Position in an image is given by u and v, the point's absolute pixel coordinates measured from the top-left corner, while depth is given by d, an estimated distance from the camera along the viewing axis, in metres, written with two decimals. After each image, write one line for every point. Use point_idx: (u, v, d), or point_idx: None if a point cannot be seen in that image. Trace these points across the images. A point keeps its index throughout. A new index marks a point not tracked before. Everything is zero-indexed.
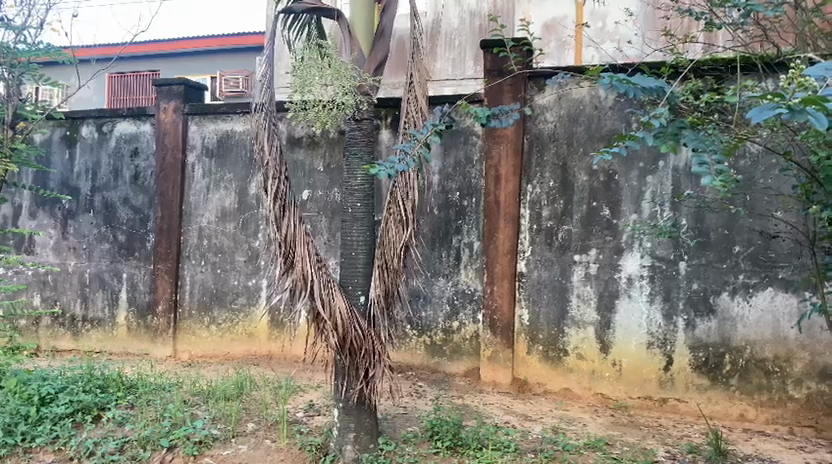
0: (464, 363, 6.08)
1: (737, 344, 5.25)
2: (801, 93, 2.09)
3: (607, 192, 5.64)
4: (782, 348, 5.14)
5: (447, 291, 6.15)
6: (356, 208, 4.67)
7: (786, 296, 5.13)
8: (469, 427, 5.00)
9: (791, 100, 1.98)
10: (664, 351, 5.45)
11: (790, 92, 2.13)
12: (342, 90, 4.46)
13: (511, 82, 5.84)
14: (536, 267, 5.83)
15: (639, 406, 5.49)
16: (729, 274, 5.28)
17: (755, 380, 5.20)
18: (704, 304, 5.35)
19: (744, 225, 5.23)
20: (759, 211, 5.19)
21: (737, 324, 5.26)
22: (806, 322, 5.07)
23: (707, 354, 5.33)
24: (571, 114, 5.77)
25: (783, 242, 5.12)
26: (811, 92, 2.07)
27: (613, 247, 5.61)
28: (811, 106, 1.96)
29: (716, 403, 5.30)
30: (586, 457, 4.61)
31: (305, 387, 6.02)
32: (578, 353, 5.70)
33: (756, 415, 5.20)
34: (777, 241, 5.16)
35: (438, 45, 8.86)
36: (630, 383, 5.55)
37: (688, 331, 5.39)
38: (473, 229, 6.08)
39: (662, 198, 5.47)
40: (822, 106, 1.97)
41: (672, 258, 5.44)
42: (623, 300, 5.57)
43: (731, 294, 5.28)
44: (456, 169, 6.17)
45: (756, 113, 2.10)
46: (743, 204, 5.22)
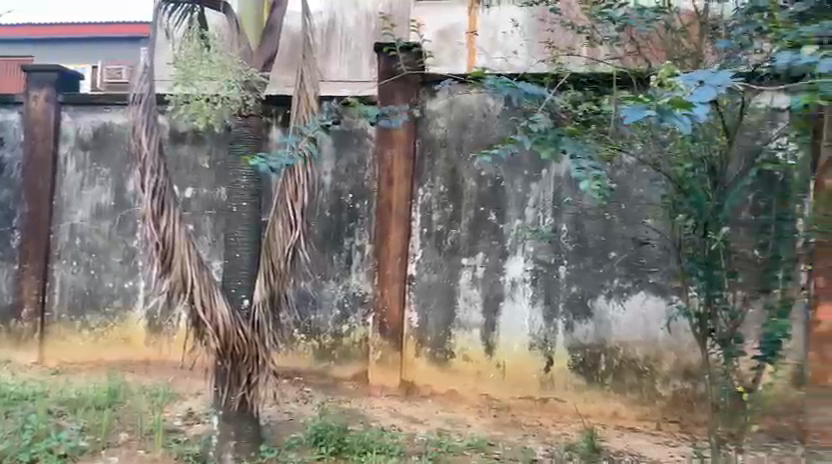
0: (351, 367, 6.04)
1: (611, 345, 5.52)
2: (667, 95, 2.22)
3: (494, 198, 5.78)
4: (651, 349, 5.44)
5: (336, 294, 6.08)
6: (241, 207, 4.52)
7: (656, 300, 5.44)
8: (354, 431, 4.96)
9: (661, 102, 2.11)
10: (544, 352, 5.65)
11: (661, 96, 2.23)
12: (227, 85, 4.31)
13: (404, 86, 5.86)
14: (425, 270, 5.88)
15: (521, 406, 5.66)
16: (605, 278, 5.54)
17: (627, 379, 5.48)
18: (581, 307, 5.58)
19: (619, 232, 5.49)
20: (632, 219, 5.46)
21: (612, 326, 5.53)
22: (673, 324, 5.41)
23: (584, 355, 5.57)
24: (461, 120, 5.86)
25: (653, 248, 5.41)
26: (678, 95, 2.17)
27: (499, 251, 5.75)
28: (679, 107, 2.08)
29: (592, 402, 5.55)
30: (467, 457, 4.70)
31: (185, 394, 5.77)
32: (464, 354, 5.79)
33: (628, 413, 5.48)
34: (648, 248, 5.45)
35: (333, 47, 8.78)
36: (512, 383, 5.70)
37: (567, 332, 5.61)
38: (365, 232, 6.05)
39: (545, 205, 5.67)
40: (687, 108, 2.07)
41: (553, 262, 5.64)
42: (507, 303, 5.72)
43: (607, 297, 5.54)
44: (348, 170, 6.11)
45: (632, 114, 2.20)
46: (618, 211, 5.48)
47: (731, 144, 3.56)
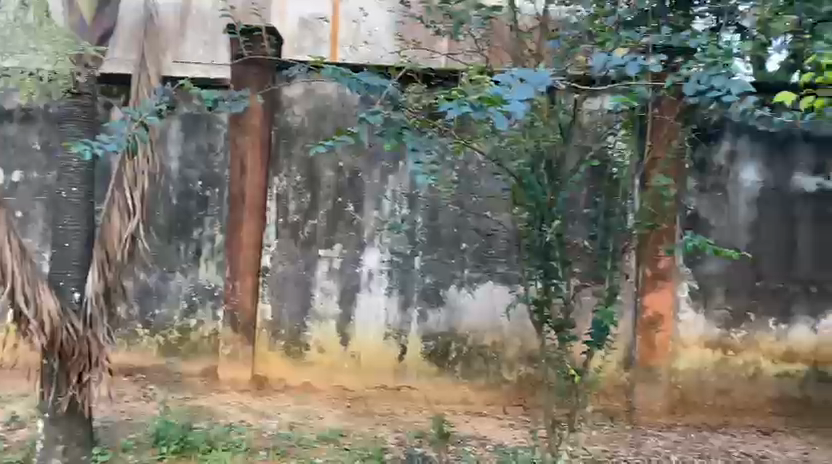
0: (201, 363, 5.78)
1: (462, 333, 5.69)
2: (493, 90, 2.46)
3: (352, 189, 5.75)
4: (498, 335, 5.67)
5: (184, 287, 5.81)
6: (72, 193, 4.18)
7: (503, 288, 5.66)
8: (200, 429, 4.77)
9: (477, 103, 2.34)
10: (399, 341, 5.71)
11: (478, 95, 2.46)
12: (55, 57, 3.97)
13: (260, 71, 5.67)
14: (280, 261, 5.75)
15: (375, 395, 5.70)
16: (457, 268, 5.68)
17: (476, 365, 5.68)
18: (435, 296, 5.70)
19: (469, 225, 5.60)
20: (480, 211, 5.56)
21: (462, 314, 5.69)
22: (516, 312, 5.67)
23: (436, 343, 5.70)
24: (318, 109, 5.78)
25: (499, 239, 5.57)
26: (491, 95, 2.41)
27: (355, 242, 5.73)
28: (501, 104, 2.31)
29: (442, 388, 5.70)
30: (318, 449, 4.68)
31: (10, 397, 5.28)
32: (319, 346, 5.74)
33: (477, 397, 5.68)
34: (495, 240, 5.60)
35: (188, 26, 7.49)
36: (367, 374, 5.72)
37: (420, 321, 5.70)
38: (215, 221, 5.81)
39: (401, 197, 5.71)
40: (502, 108, 2.33)
41: (409, 253, 5.70)
42: (363, 294, 5.72)
43: (458, 287, 5.69)
44: (198, 156, 5.84)
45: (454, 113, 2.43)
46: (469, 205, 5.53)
47: (567, 142, 3.79)
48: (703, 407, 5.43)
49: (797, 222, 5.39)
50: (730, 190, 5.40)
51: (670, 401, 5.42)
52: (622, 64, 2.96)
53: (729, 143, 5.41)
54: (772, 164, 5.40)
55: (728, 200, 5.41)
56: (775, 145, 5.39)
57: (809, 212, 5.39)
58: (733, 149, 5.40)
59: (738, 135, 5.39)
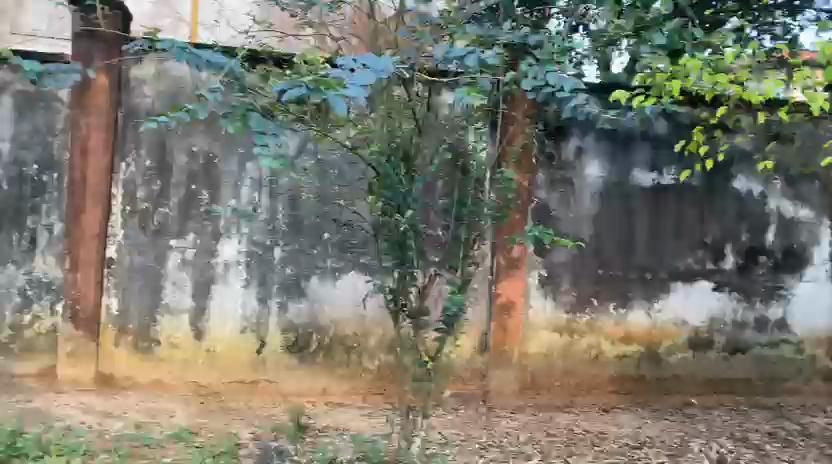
0: (38, 363, 5.34)
1: (322, 325, 5.62)
2: (337, 73, 2.75)
3: (207, 177, 5.50)
4: (359, 325, 5.65)
5: (17, 280, 5.34)
6: None
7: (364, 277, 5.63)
8: (31, 434, 4.40)
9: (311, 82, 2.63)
10: (257, 334, 5.56)
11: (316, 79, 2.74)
12: None
13: (104, 46, 5.30)
14: (128, 252, 5.42)
15: (232, 390, 5.54)
16: (319, 259, 5.59)
17: (337, 356, 5.64)
18: (295, 288, 5.59)
19: (329, 214, 5.51)
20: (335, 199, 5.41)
21: (324, 305, 5.62)
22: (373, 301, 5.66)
23: (296, 335, 5.60)
24: (170, 91, 5.47)
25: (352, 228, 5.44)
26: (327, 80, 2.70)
27: (211, 232, 5.50)
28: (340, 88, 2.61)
29: (303, 380, 5.62)
30: (166, 449, 4.46)
31: None
32: (170, 341, 5.47)
33: (337, 387, 5.66)
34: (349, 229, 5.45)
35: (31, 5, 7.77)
36: (223, 368, 5.53)
37: (280, 313, 5.58)
38: (53, 209, 5.37)
39: (260, 185, 5.52)
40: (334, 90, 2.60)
41: (268, 244, 5.54)
42: (219, 286, 5.51)
43: (320, 278, 5.60)
44: (34, 137, 5.37)
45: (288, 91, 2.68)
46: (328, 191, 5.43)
47: (420, 132, 3.83)
48: (552, 388, 5.74)
49: (635, 215, 5.82)
50: (577, 184, 5.75)
51: (521, 383, 5.69)
52: (463, 56, 3.40)
53: (577, 139, 5.73)
54: (614, 160, 5.78)
55: (574, 193, 5.75)
56: (618, 142, 5.77)
57: (645, 205, 5.83)
58: (580, 145, 5.74)
59: (585, 133, 5.73)
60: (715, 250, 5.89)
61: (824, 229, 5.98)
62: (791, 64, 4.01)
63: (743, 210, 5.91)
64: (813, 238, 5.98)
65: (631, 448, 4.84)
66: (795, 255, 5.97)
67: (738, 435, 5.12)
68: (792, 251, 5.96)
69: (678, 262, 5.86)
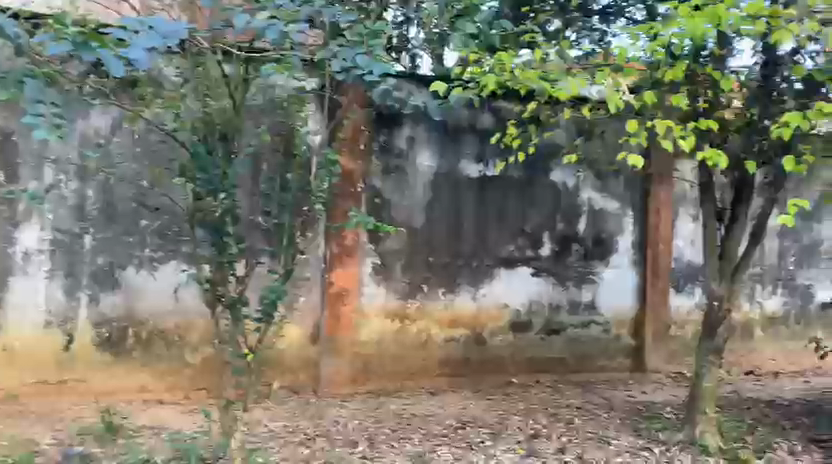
0: None
1: (139, 318, 5.24)
2: (117, 33, 2.72)
3: (3, 156, 4.94)
4: (182, 318, 5.33)
5: None
6: None
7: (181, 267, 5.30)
8: None
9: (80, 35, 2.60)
10: (64, 330, 5.09)
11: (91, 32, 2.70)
12: None
13: None
14: None
15: (34, 392, 5.02)
16: (135, 248, 5.21)
17: (157, 351, 5.29)
18: (109, 279, 5.19)
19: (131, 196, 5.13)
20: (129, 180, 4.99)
21: (141, 297, 5.24)
22: (183, 291, 5.34)
23: (109, 330, 5.19)
24: None
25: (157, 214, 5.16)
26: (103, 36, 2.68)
27: (7, 218, 4.95)
28: (117, 48, 2.61)
29: (117, 378, 5.21)
30: None
31: None
32: None
33: (156, 385, 5.31)
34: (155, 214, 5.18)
35: None
36: (25, 368, 5.01)
37: (91, 306, 5.15)
38: None
39: (67, 167, 5.04)
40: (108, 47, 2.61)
41: (77, 232, 5.09)
42: (18, 277, 5.00)
43: (137, 268, 5.23)
44: None
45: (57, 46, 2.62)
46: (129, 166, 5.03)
47: (238, 110, 3.59)
48: (383, 374, 5.79)
49: (464, 204, 6.02)
50: (410, 172, 5.83)
51: (353, 371, 5.69)
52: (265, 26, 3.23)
53: (408, 129, 5.81)
54: (444, 150, 5.92)
55: (407, 182, 5.83)
56: (446, 134, 5.92)
57: (473, 195, 6.05)
58: (412, 134, 5.82)
59: (417, 123, 5.82)
60: (535, 238, 6.25)
61: (627, 220, 6.58)
62: (595, 64, 4.26)
63: (560, 201, 6.33)
64: (619, 227, 6.56)
65: (454, 429, 5.02)
66: (603, 243, 6.51)
67: (551, 411, 5.47)
68: (601, 240, 6.50)
69: (501, 249, 6.15)
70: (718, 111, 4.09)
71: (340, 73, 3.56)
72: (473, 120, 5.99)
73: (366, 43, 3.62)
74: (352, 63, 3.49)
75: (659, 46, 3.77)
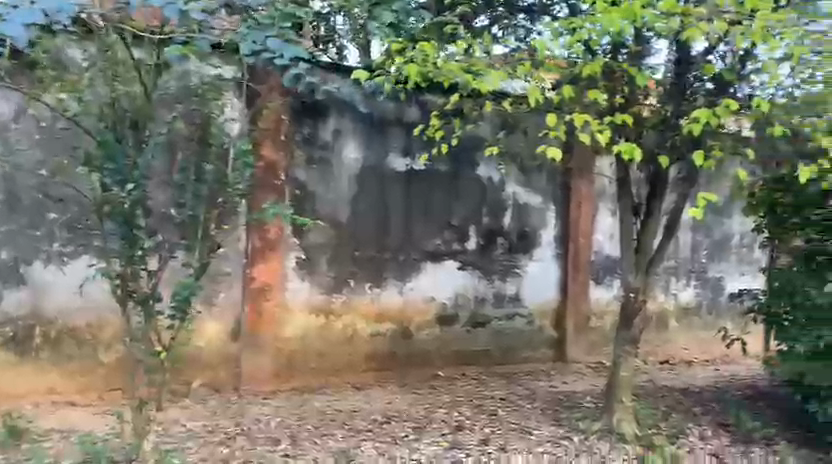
0: None
1: (47, 316, 4.98)
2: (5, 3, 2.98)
3: None
4: (95, 315, 5.07)
5: None
6: None
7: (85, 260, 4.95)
8: None
9: None
10: None
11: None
12: None
13: None
14: None
15: None
16: (43, 241, 4.92)
17: (66, 350, 5.04)
18: (13, 275, 4.91)
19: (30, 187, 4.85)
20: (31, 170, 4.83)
21: (48, 293, 4.98)
22: (90, 287, 5.06)
23: (14, 329, 4.92)
24: None
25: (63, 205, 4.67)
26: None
27: None
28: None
29: (23, 379, 4.94)
30: None
31: None
32: None
33: (65, 386, 5.05)
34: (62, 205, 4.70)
35: None
36: None
37: None
38: None
39: None
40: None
41: None
42: None
43: (44, 263, 4.94)
44: None
45: None
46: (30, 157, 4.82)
47: (149, 98, 3.47)
48: (307, 370, 5.70)
49: (390, 196, 5.98)
50: (336, 165, 5.75)
51: (275, 368, 5.56)
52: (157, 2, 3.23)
53: (334, 121, 5.72)
54: (371, 143, 5.87)
55: (332, 175, 5.74)
56: (372, 126, 5.87)
57: (399, 188, 6.02)
58: (338, 127, 5.73)
59: (342, 114, 5.75)
60: (461, 232, 6.29)
61: (550, 214, 6.72)
62: (519, 54, 4.26)
63: (485, 195, 6.39)
64: (541, 221, 6.68)
65: (379, 423, 4.99)
66: (527, 237, 6.63)
67: (476, 403, 5.51)
68: (525, 234, 6.61)
69: (428, 243, 6.15)
70: (633, 107, 4.22)
71: (250, 55, 3.66)
72: (401, 114, 5.95)
73: (277, 26, 3.61)
74: (264, 46, 3.58)
75: (577, 42, 3.90)
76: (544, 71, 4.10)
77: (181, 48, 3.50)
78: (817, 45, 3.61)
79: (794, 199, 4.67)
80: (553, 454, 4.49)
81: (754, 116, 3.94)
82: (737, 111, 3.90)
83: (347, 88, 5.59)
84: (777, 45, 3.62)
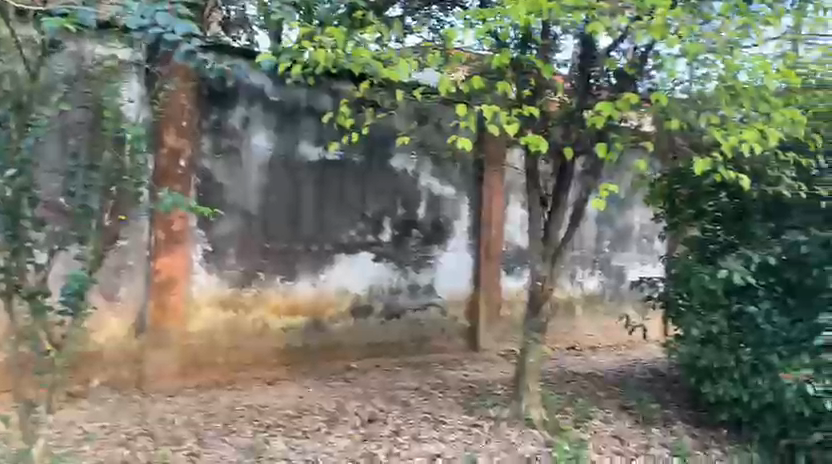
0: None
1: None
2: None
3: None
4: None
5: None
6: None
7: None
8: None
9: None
10: None
11: None
12: None
13: None
14: None
15: None
16: None
17: None
18: None
19: None
20: None
21: None
22: None
23: None
24: None
25: None
26: None
27: None
28: None
29: None
30: None
31: None
32: None
33: None
34: None
35: None
36: None
37: None
38: None
39: None
40: None
41: None
42: None
43: None
44: None
45: None
46: None
47: (36, 79, 3.26)
48: (215, 365, 5.51)
49: (302, 186, 5.85)
50: (245, 154, 5.57)
51: (182, 364, 5.34)
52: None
53: (243, 108, 5.54)
54: (281, 132, 5.73)
55: (241, 164, 5.56)
56: (283, 115, 5.73)
57: (311, 179, 5.91)
58: (246, 114, 5.55)
59: (252, 102, 5.57)
60: (375, 223, 6.25)
61: (463, 205, 6.80)
62: (426, 45, 4.24)
63: (400, 186, 6.38)
64: (455, 212, 6.74)
65: (289, 418, 4.89)
66: (441, 228, 6.67)
67: (388, 394, 5.49)
68: (438, 225, 6.65)
69: (342, 234, 6.08)
70: (541, 99, 4.30)
71: (137, 32, 3.35)
72: (313, 101, 5.90)
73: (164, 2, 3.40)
74: (154, 21, 3.28)
75: (486, 32, 3.87)
76: (455, 62, 4.10)
77: (60, 21, 3.10)
78: (709, 42, 3.79)
79: (689, 191, 4.97)
80: (465, 442, 4.53)
81: (653, 110, 4.08)
82: (637, 104, 4.02)
83: (243, 67, 5.47)
84: (675, 41, 3.71)
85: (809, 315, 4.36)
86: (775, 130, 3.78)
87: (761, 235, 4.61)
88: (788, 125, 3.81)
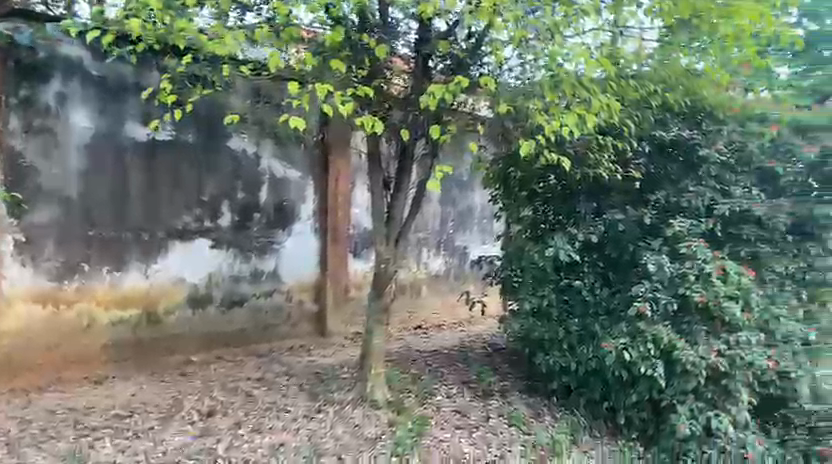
0: None
1: None
2: None
3: None
4: None
5: None
6: None
7: None
8: None
9: None
10: None
11: None
12: None
13: None
14: None
15: None
16: None
17: None
18: None
19: None
20: None
21: None
22: None
23: None
24: None
25: None
26: None
27: None
28: None
29: None
30: None
31: None
32: None
33: None
34: None
35: None
36: None
37: None
38: None
39: None
40: None
41: None
42: None
43: None
44: None
45: None
46: None
47: None
48: (33, 367, 4.99)
49: (129, 169, 5.45)
50: (61, 134, 5.06)
51: None
52: None
53: (58, 84, 5.03)
54: (104, 111, 5.27)
55: (57, 144, 5.05)
56: (104, 91, 5.27)
57: (141, 161, 5.51)
58: (63, 90, 5.05)
59: (69, 77, 5.08)
60: (212, 207, 5.96)
61: (307, 188, 6.66)
62: (260, 18, 4.07)
63: (239, 169, 6.12)
64: (299, 194, 6.59)
65: (119, 418, 4.56)
66: (284, 211, 6.49)
67: (229, 386, 5.29)
68: (282, 207, 6.47)
69: (176, 220, 5.73)
70: (378, 79, 4.27)
71: None
72: (139, 78, 5.46)
73: None
74: None
75: (320, 7, 3.86)
76: (288, 38, 3.93)
77: None
78: (534, 29, 3.94)
79: (522, 174, 5.20)
80: (309, 429, 4.46)
81: (485, 93, 4.22)
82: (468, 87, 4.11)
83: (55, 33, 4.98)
84: (502, 27, 3.86)
85: (625, 287, 4.74)
86: (594, 114, 4.00)
87: (584, 215, 4.96)
88: (605, 111, 4.09)
